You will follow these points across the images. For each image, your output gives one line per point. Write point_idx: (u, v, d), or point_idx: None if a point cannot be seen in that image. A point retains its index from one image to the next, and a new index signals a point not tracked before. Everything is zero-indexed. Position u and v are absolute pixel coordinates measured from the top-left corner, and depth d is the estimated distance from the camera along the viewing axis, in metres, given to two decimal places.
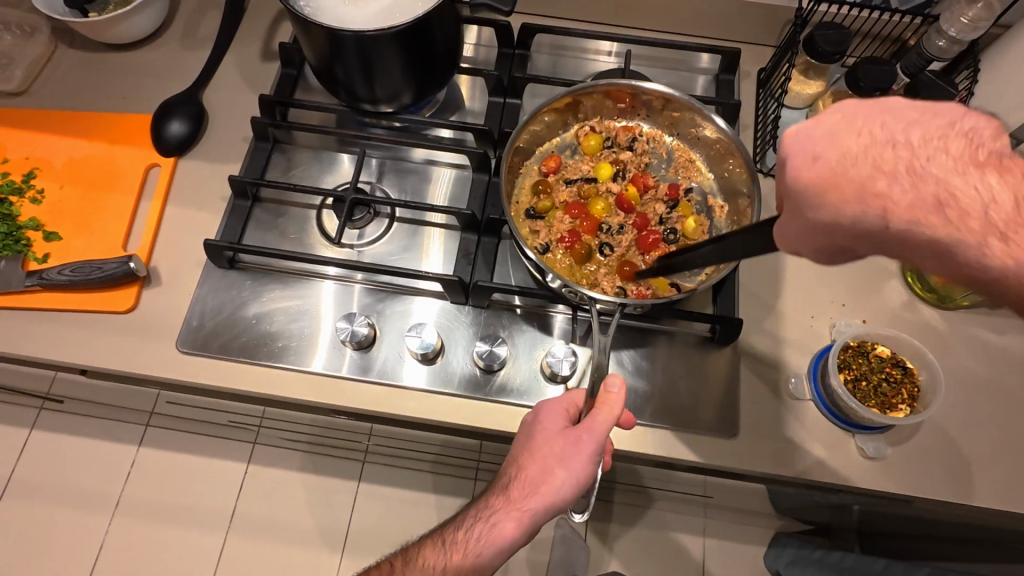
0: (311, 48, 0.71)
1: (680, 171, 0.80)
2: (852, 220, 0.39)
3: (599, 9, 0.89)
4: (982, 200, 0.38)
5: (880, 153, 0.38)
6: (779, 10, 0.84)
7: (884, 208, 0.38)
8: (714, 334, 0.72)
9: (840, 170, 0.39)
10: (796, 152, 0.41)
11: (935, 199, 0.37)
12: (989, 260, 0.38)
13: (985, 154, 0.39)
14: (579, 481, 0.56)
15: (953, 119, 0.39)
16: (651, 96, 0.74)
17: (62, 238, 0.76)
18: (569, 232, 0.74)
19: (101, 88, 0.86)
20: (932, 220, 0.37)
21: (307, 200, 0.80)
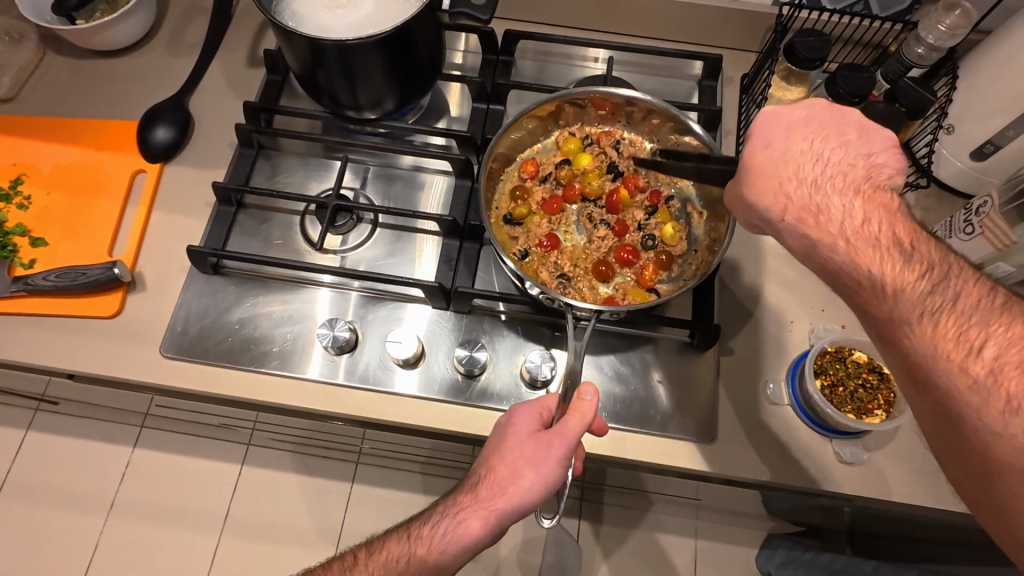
0: (293, 55, 0.71)
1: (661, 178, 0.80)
2: (755, 183, 0.57)
3: (583, 15, 0.90)
4: (845, 213, 0.52)
5: (796, 161, 0.56)
6: (761, 16, 0.84)
7: (783, 204, 0.55)
8: (693, 340, 0.72)
9: (765, 161, 0.57)
10: (758, 133, 0.58)
11: (811, 206, 0.54)
12: (836, 257, 0.52)
13: (873, 187, 0.54)
14: (546, 484, 0.57)
15: (866, 150, 0.56)
16: (631, 103, 0.75)
17: (49, 244, 0.77)
18: (547, 238, 0.74)
19: (89, 95, 0.87)
20: (805, 217, 0.54)
21: (292, 206, 0.81)
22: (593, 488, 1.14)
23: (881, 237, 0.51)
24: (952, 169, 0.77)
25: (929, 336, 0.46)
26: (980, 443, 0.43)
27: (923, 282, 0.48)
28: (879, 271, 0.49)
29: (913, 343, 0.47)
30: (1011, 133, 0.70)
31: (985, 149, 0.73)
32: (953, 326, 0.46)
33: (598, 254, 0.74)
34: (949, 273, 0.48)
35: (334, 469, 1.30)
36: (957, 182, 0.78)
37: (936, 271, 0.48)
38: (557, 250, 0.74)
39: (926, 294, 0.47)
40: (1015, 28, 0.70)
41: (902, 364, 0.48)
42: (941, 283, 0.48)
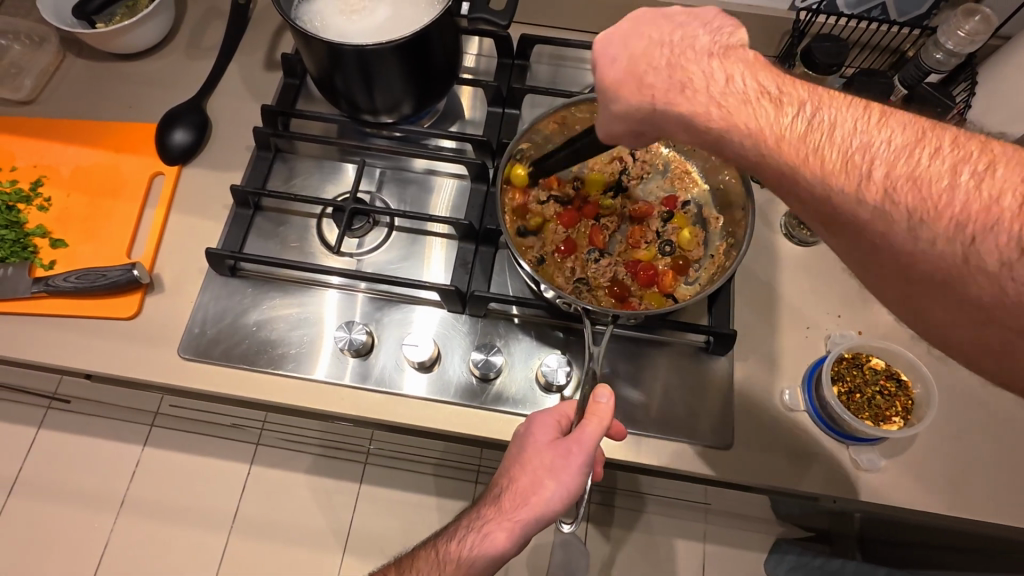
0: (312, 60, 0.72)
1: (677, 181, 0.81)
2: (643, 105, 0.54)
3: (599, 19, 0.90)
4: (709, 79, 0.50)
5: (676, 65, 0.52)
6: (777, 21, 0.84)
7: (650, 95, 0.53)
8: (708, 345, 0.72)
9: (619, 73, 0.56)
10: (602, 57, 0.58)
11: (676, 84, 0.51)
12: (712, 125, 0.48)
13: (724, 49, 0.52)
14: (568, 492, 0.57)
15: (705, 25, 0.55)
16: None
17: (69, 246, 0.78)
18: (564, 244, 0.75)
19: (108, 98, 0.88)
20: (712, 113, 0.48)
21: (307, 209, 0.81)
22: (603, 491, 1.13)
23: (747, 89, 0.48)
24: None
25: (822, 172, 0.42)
26: (905, 257, 0.39)
27: (858, 145, 0.41)
28: (793, 153, 0.44)
29: (814, 185, 0.43)
30: None
31: None
32: (900, 180, 0.39)
33: (617, 261, 0.75)
34: (820, 102, 0.45)
35: (343, 469, 1.31)
36: None
37: (856, 128, 0.42)
38: (574, 256, 0.75)
39: (866, 162, 0.41)
40: None
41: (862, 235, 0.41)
42: (817, 114, 0.44)
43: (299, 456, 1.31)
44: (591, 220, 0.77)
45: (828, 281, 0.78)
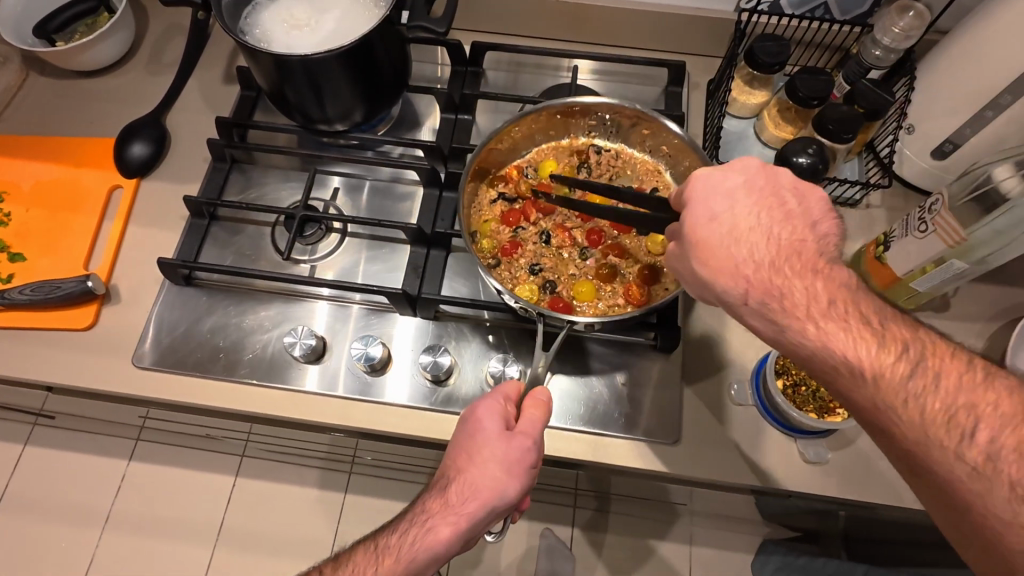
0: (261, 73, 0.74)
1: (645, 180, 0.82)
2: (715, 258, 0.52)
3: (550, 25, 0.91)
4: (810, 293, 0.48)
5: (747, 241, 0.51)
6: (723, 21, 0.86)
7: (743, 285, 0.50)
8: (656, 342, 0.72)
9: (713, 238, 0.52)
10: (700, 204, 0.53)
11: (771, 288, 0.49)
12: (807, 344, 0.47)
13: (824, 263, 0.49)
14: (517, 490, 0.58)
15: (810, 224, 0.52)
16: (618, 113, 0.76)
17: (28, 260, 0.79)
18: (509, 244, 0.76)
19: (70, 115, 0.89)
20: (768, 301, 0.49)
21: (262, 217, 0.82)
22: (585, 496, 1.13)
23: (851, 321, 0.47)
24: (916, 168, 0.78)
25: (916, 421, 0.44)
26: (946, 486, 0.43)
27: (899, 363, 0.45)
28: (848, 354, 0.46)
29: (900, 430, 0.44)
30: (968, 132, 0.71)
31: (944, 148, 0.75)
32: (938, 412, 0.43)
33: (573, 268, 0.75)
34: (924, 355, 0.45)
35: (326, 479, 1.32)
36: (920, 182, 0.79)
37: (910, 352, 0.45)
38: (523, 255, 0.75)
39: (908, 380, 0.45)
40: (969, 23, 0.71)
41: (848, 407, 0.48)
42: (918, 366, 0.45)
43: (282, 466, 1.31)
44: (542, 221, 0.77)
45: None
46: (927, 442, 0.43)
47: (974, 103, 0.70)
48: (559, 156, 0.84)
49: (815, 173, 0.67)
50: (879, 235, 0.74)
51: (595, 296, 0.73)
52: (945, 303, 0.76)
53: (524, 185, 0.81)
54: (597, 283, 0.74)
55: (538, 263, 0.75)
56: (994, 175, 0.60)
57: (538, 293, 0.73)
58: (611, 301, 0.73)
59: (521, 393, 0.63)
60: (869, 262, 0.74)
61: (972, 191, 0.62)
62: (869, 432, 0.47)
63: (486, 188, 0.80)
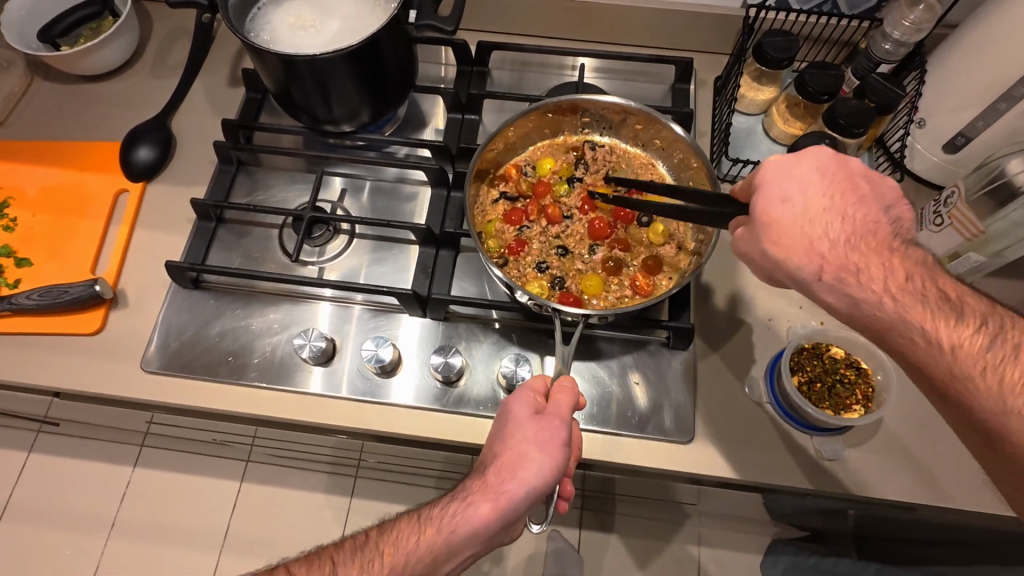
0: (267, 74, 0.73)
1: (641, 173, 0.80)
2: (784, 240, 0.53)
3: (556, 24, 0.91)
4: (889, 270, 0.51)
5: (822, 220, 0.53)
6: (730, 18, 0.85)
7: (817, 263, 0.52)
8: (669, 341, 0.72)
9: (786, 217, 0.53)
10: (772, 186, 0.54)
11: (846, 264, 0.51)
12: (883, 316, 0.50)
13: (902, 243, 0.52)
14: (555, 467, 0.57)
15: (886, 205, 0.54)
16: (609, 107, 0.74)
17: (34, 265, 0.79)
18: (516, 243, 0.74)
19: (75, 119, 0.89)
20: (845, 276, 0.51)
21: (270, 220, 0.82)
22: (596, 499, 1.12)
23: (930, 294, 0.50)
24: (927, 163, 0.78)
25: (997, 391, 0.46)
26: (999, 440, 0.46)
27: (979, 335, 0.48)
28: (927, 326, 0.49)
29: (981, 399, 0.47)
30: (981, 125, 0.71)
31: (956, 142, 0.74)
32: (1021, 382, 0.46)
33: (580, 264, 0.73)
34: (1006, 327, 0.48)
35: (332, 483, 1.31)
36: (932, 176, 0.79)
37: (987, 327, 0.48)
38: (529, 254, 0.74)
39: (986, 352, 0.47)
40: (980, 16, 0.70)
41: (924, 379, 0.50)
42: (996, 336, 0.48)
43: (288, 471, 1.30)
44: (546, 219, 0.76)
45: None
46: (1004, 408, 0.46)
47: (986, 97, 0.70)
48: (556, 154, 0.82)
49: None
50: None
51: (603, 290, 0.72)
52: None
53: (525, 183, 0.80)
54: (604, 277, 0.72)
55: (545, 261, 0.74)
56: (1008, 169, 0.59)
57: (547, 290, 0.71)
58: (618, 294, 0.72)
59: (550, 386, 0.63)
60: None
61: (987, 182, 0.61)
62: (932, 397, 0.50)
63: (488, 189, 0.78)
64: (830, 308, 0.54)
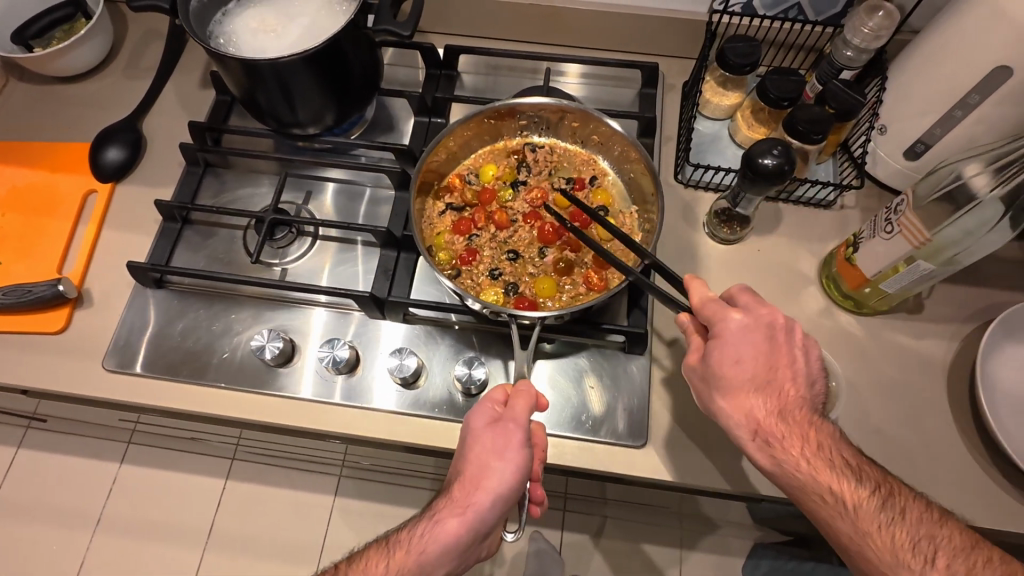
0: (231, 80, 0.74)
1: (583, 170, 0.81)
2: (725, 394, 0.57)
3: (524, 28, 0.92)
4: (807, 436, 0.56)
5: (761, 382, 0.57)
6: (696, 23, 0.86)
7: (752, 421, 0.57)
8: (625, 345, 0.72)
9: (731, 375, 0.57)
10: (727, 348, 0.57)
11: (774, 430, 0.56)
12: (801, 478, 0.56)
13: (818, 416, 0.58)
14: (516, 473, 0.57)
15: (811, 374, 0.59)
16: (542, 109, 0.75)
17: (2, 264, 0.79)
18: (466, 252, 0.74)
19: (49, 120, 0.90)
20: (771, 442, 0.56)
21: (235, 221, 0.82)
22: (573, 501, 1.12)
23: (839, 462, 0.56)
24: (888, 169, 0.78)
25: (892, 552, 0.53)
26: None
27: (874, 498, 0.54)
28: (836, 491, 0.55)
29: (876, 559, 0.53)
30: (938, 132, 0.71)
31: (916, 148, 0.74)
32: (909, 543, 0.53)
33: (532, 267, 0.73)
34: (898, 497, 0.55)
35: (315, 482, 1.31)
36: (894, 182, 0.79)
37: (884, 494, 0.55)
38: (482, 262, 0.74)
39: (882, 516, 0.54)
40: (937, 23, 0.70)
41: (827, 531, 0.56)
42: (890, 502, 0.55)
43: (271, 470, 1.31)
44: (494, 226, 0.76)
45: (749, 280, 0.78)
46: (896, 569, 0.52)
47: (941, 104, 0.70)
48: (497, 159, 0.82)
49: (781, 175, 0.66)
50: (849, 237, 0.73)
51: (557, 290, 0.72)
52: (919, 304, 0.75)
53: (470, 192, 0.79)
54: (557, 277, 0.72)
55: (498, 267, 0.74)
56: (964, 172, 0.61)
57: (503, 296, 0.71)
58: (573, 293, 0.72)
59: (508, 393, 0.63)
60: (840, 266, 0.74)
61: (939, 191, 0.62)
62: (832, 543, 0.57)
63: (433, 202, 0.78)
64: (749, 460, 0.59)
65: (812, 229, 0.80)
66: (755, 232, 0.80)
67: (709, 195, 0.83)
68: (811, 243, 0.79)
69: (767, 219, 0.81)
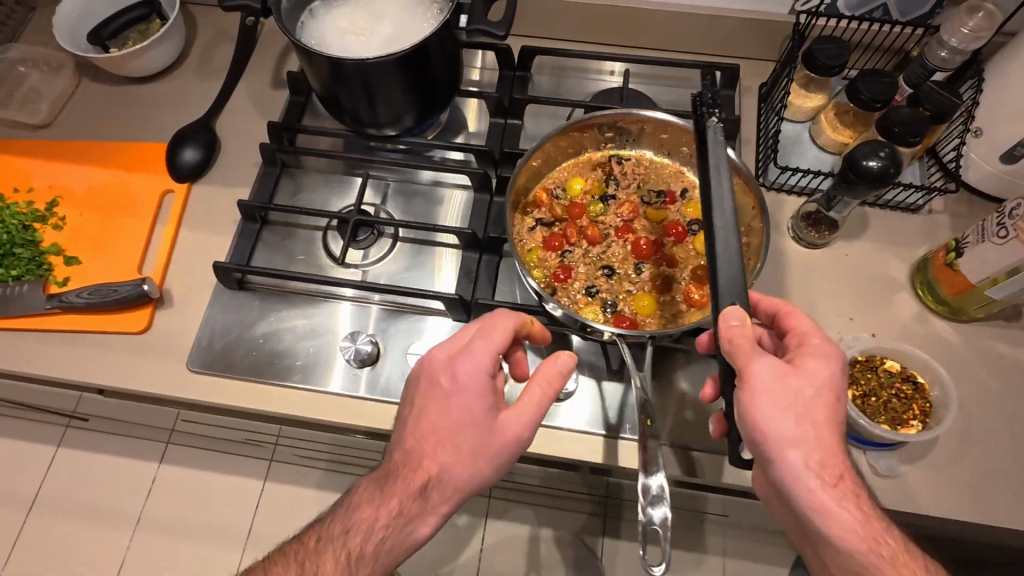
0: (316, 76, 0.74)
1: (672, 183, 0.73)
2: (805, 424, 0.49)
3: (599, 30, 0.91)
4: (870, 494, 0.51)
5: (840, 420, 0.50)
6: (777, 24, 0.85)
7: (826, 462, 0.49)
8: (714, 350, 0.70)
9: (813, 405, 0.49)
10: (820, 378, 0.50)
11: (845, 479, 0.49)
12: (863, 534, 0.48)
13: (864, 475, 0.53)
14: (475, 441, 0.54)
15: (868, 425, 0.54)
16: (635, 121, 0.69)
17: (81, 263, 0.79)
18: (561, 269, 0.68)
19: (123, 120, 0.90)
20: (842, 492, 0.49)
21: (313, 222, 0.82)
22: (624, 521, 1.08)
23: (892, 524, 0.51)
24: (982, 173, 0.76)
25: None
26: None
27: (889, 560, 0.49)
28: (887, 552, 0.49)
29: None
30: None
31: (1015, 152, 0.72)
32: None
33: (629, 284, 0.67)
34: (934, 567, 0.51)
35: None
36: (987, 187, 0.77)
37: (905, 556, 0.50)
38: (576, 280, 0.67)
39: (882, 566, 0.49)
40: None
41: None
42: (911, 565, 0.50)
43: (315, 473, 1.30)
44: (586, 242, 0.69)
45: (838, 285, 0.76)
46: None
47: None
48: (583, 172, 0.74)
49: (885, 177, 0.64)
50: (949, 240, 0.71)
51: (657, 309, 0.66)
52: (1016, 312, 0.73)
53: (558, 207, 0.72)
54: (655, 295, 0.66)
55: (593, 285, 0.68)
56: None
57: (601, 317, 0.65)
58: (672, 311, 0.67)
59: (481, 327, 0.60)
60: (938, 269, 0.72)
61: None
62: (843, 574, 0.51)
63: (521, 217, 0.71)
64: (800, 509, 0.49)
65: (901, 233, 0.78)
66: (842, 237, 0.78)
67: (794, 199, 0.81)
68: (900, 248, 0.77)
69: (854, 223, 0.79)
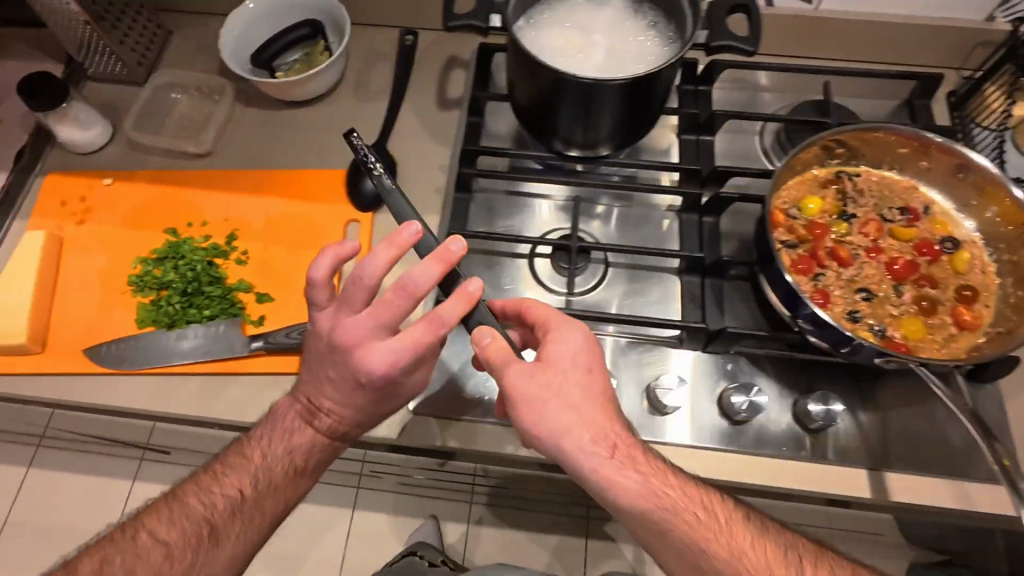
0: (526, 84, 0.71)
1: (909, 200, 0.71)
2: (590, 414, 0.53)
3: (779, 41, 0.88)
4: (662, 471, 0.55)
5: (596, 403, 0.54)
6: (972, 31, 0.83)
7: (618, 449, 0.53)
8: (974, 374, 0.66)
9: (586, 395, 0.54)
10: (573, 369, 0.54)
11: (636, 460, 0.54)
12: (656, 504, 0.53)
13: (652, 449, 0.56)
14: (381, 358, 0.54)
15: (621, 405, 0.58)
16: (882, 134, 0.66)
17: (275, 300, 0.75)
18: (819, 293, 0.64)
19: (287, 147, 0.86)
20: (638, 469, 0.53)
21: (514, 248, 0.77)
22: None
23: (686, 490, 0.55)
24: None
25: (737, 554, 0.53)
26: None
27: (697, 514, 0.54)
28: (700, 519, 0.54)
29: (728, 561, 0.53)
30: None
31: None
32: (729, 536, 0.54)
33: (892, 307, 0.64)
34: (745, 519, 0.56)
35: None
36: None
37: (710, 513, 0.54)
38: (836, 304, 0.64)
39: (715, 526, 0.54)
40: None
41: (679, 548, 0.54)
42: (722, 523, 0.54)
43: None
44: (836, 263, 0.66)
45: None
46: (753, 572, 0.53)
47: None
48: (813, 190, 0.71)
49: None
50: None
51: (926, 333, 0.63)
52: None
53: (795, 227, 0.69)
54: (923, 319, 0.63)
55: (853, 309, 0.64)
56: None
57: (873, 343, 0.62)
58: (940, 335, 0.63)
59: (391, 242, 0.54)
60: None
61: None
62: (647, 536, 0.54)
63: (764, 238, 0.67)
64: (614, 488, 0.53)
65: None
66: None
67: None
68: None
69: None
